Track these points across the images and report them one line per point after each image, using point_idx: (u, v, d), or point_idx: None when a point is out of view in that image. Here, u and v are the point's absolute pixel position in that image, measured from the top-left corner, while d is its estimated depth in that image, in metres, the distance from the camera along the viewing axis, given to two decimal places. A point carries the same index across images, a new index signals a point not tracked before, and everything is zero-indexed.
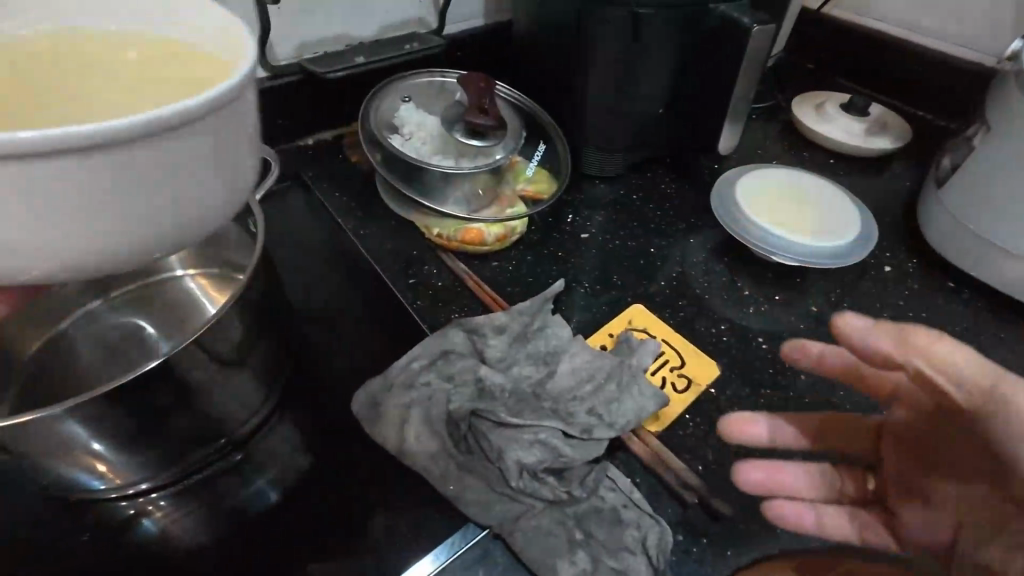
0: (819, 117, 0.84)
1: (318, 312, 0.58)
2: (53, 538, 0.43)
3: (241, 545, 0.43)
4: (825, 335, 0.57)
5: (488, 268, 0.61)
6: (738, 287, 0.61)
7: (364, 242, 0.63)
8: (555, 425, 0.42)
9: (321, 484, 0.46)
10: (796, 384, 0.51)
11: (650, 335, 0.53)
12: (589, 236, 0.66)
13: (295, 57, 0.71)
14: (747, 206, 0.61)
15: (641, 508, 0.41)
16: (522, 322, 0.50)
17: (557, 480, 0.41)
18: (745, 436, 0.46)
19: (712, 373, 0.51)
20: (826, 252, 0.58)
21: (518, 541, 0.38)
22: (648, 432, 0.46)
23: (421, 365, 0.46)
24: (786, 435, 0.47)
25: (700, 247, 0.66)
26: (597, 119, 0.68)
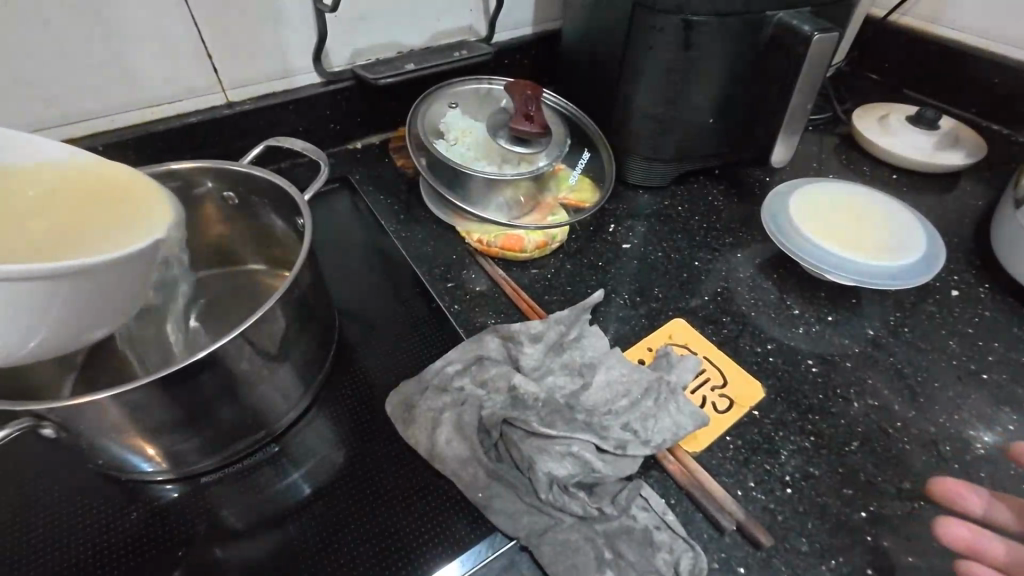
0: (883, 130, 0.79)
1: (358, 311, 0.59)
2: (104, 514, 0.45)
3: (274, 534, 0.44)
4: (884, 361, 0.53)
5: (527, 275, 0.61)
6: (787, 306, 0.58)
7: (407, 246, 0.64)
8: (588, 438, 0.41)
9: (352, 481, 0.47)
10: (848, 411, 0.48)
11: (690, 352, 0.52)
12: (631, 246, 0.65)
13: (349, 63, 0.73)
14: (800, 221, 0.58)
15: (674, 531, 0.39)
16: (557, 331, 0.50)
17: (587, 495, 0.40)
18: (956, 501, 0.42)
19: (756, 395, 0.49)
20: (887, 272, 0.54)
21: (545, 555, 0.37)
22: (685, 452, 0.44)
23: (455, 369, 0.46)
24: (1002, 512, 0.41)
25: (748, 262, 0.63)
26: (644, 129, 0.67)
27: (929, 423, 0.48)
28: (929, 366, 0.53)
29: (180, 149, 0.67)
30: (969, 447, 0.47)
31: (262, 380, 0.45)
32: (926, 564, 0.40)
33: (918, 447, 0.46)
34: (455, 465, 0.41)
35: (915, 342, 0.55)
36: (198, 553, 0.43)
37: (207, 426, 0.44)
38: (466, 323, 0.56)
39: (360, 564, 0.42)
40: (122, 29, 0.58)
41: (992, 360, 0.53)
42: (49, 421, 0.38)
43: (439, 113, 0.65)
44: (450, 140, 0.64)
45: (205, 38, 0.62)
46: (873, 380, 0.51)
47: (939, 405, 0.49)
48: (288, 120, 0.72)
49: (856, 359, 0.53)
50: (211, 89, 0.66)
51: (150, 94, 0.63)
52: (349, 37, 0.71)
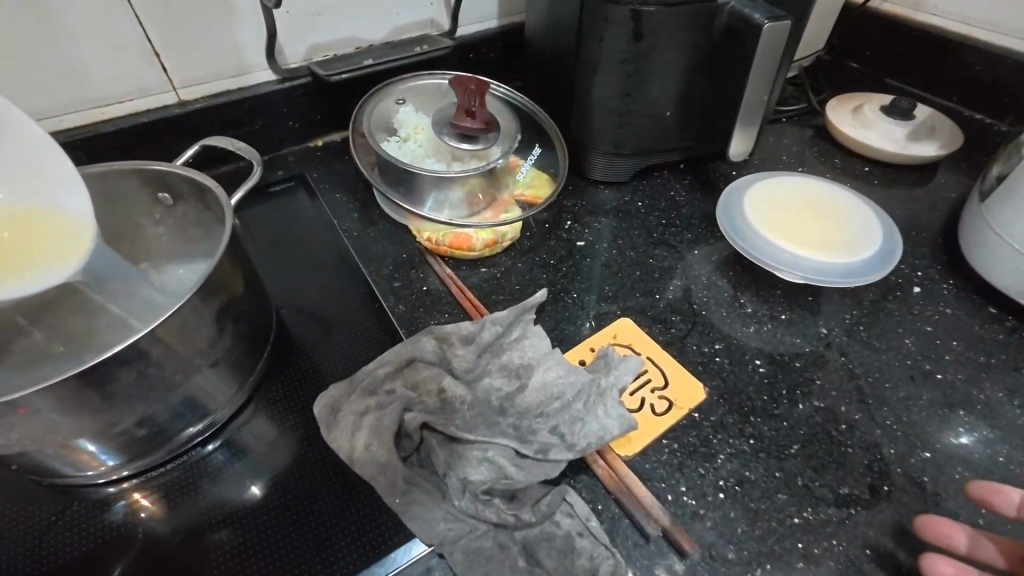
0: (855, 121, 0.77)
1: (304, 311, 0.58)
2: (32, 516, 0.45)
3: (198, 538, 0.43)
4: (835, 361, 0.51)
5: (476, 274, 0.60)
6: (741, 304, 0.57)
7: (357, 246, 0.64)
8: (508, 443, 0.41)
9: (281, 483, 0.46)
10: (792, 413, 0.47)
11: (633, 352, 0.50)
12: (586, 244, 0.63)
13: (306, 60, 0.72)
14: (753, 216, 0.57)
15: (597, 538, 0.38)
16: (493, 332, 0.49)
17: (505, 502, 0.39)
18: (945, 541, 0.38)
19: (696, 397, 0.47)
20: (839, 269, 0.53)
21: (458, 562, 0.37)
22: (617, 456, 0.43)
23: (386, 371, 0.46)
24: (991, 553, 0.38)
25: (704, 259, 0.62)
26: (600, 124, 0.65)
27: (876, 425, 0.46)
28: (880, 365, 0.51)
29: (132, 149, 0.67)
30: (915, 452, 0.45)
31: (187, 383, 0.44)
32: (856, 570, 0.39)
33: (861, 451, 0.45)
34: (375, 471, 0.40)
35: (870, 341, 0.53)
36: (122, 556, 0.43)
37: (130, 429, 0.43)
38: (409, 323, 0.55)
39: (280, 567, 0.41)
40: (64, 29, 0.57)
41: (949, 360, 0.52)
42: None
43: (389, 110, 0.64)
44: (398, 138, 0.63)
45: (151, 37, 0.61)
46: (821, 381, 0.50)
47: (888, 407, 0.48)
48: (243, 118, 0.71)
49: (807, 359, 0.51)
50: (161, 87, 0.65)
51: (97, 94, 0.62)
52: (303, 34, 0.70)
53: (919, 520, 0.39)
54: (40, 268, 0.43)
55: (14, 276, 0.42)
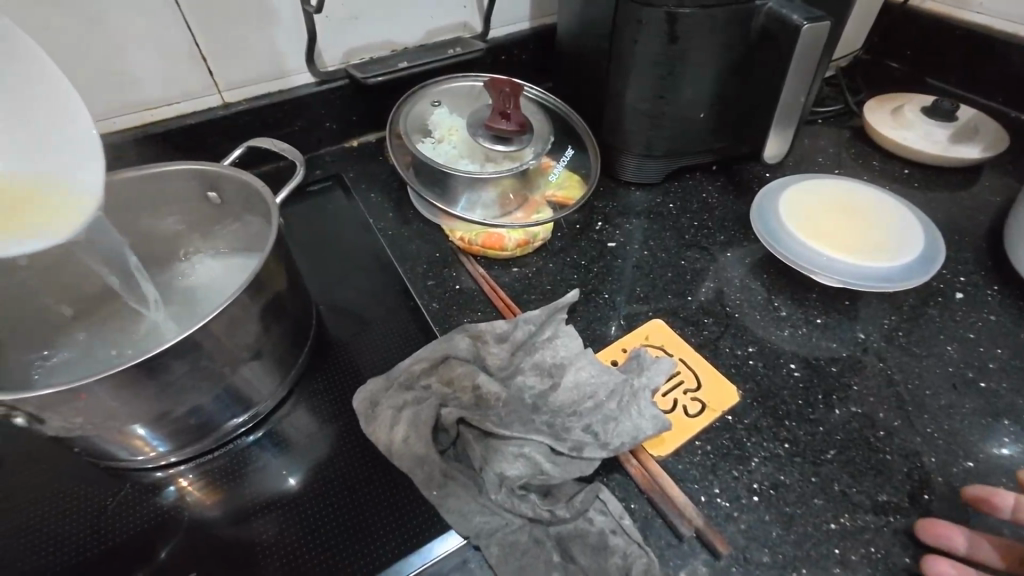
0: (894, 122, 0.75)
1: (342, 307, 0.60)
2: (90, 494, 0.48)
3: (242, 522, 0.45)
4: (873, 367, 0.51)
5: (508, 274, 0.61)
6: (775, 307, 0.56)
7: (392, 244, 0.65)
8: (543, 440, 0.42)
9: (321, 473, 0.48)
10: (828, 418, 0.46)
11: (665, 353, 0.51)
12: (617, 245, 0.64)
13: (343, 63, 0.74)
14: (789, 219, 0.56)
15: (630, 536, 0.39)
16: (526, 331, 0.49)
17: (540, 498, 0.40)
18: (945, 543, 0.38)
19: (729, 400, 0.47)
20: (879, 274, 0.52)
21: (493, 555, 0.37)
22: (649, 456, 0.43)
23: (422, 367, 0.47)
24: (991, 555, 0.38)
25: (737, 261, 0.61)
26: (633, 125, 0.65)
27: (915, 432, 0.46)
28: (919, 372, 0.50)
29: (178, 149, 0.69)
30: (957, 461, 0.44)
31: (233, 374, 0.46)
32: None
33: (900, 458, 0.44)
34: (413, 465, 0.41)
35: (909, 347, 0.52)
36: (170, 539, 0.45)
37: (178, 417, 0.45)
38: (442, 321, 0.56)
39: (320, 556, 0.43)
40: (119, 35, 0.60)
41: (993, 368, 0.50)
42: (22, 412, 0.39)
43: (425, 111, 0.65)
44: (433, 138, 0.64)
45: (199, 42, 0.64)
46: (858, 386, 0.49)
47: (928, 414, 0.47)
48: (283, 119, 0.73)
49: (843, 364, 0.51)
50: (207, 90, 0.68)
51: (149, 97, 0.65)
52: (341, 37, 0.72)
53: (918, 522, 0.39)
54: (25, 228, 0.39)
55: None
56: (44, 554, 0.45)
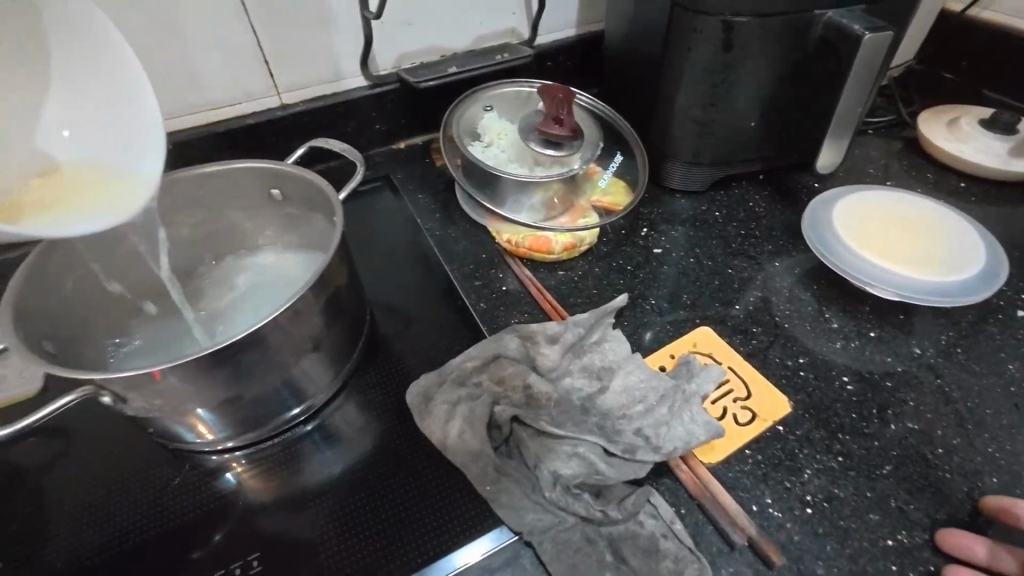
0: (950, 133, 0.73)
1: (391, 305, 0.62)
2: (154, 476, 0.50)
3: (297, 509, 0.47)
4: (930, 383, 0.49)
5: (554, 277, 0.61)
6: (826, 318, 0.55)
7: (439, 244, 0.66)
8: (596, 440, 0.42)
9: (371, 465, 0.49)
10: (883, 432, 0.46)
11: (714, 361, 0.50)
12: (663, 251, 0.64)
13: (395, 67, 0.76)
14: (843, 230, 0.55)
15: (681, 541, 0.39)
16: (576, 333, 0.50)
17: (592, 498, 0.40)
18: (965, 554, 0.38)
19: (781, 411, 0.47)
20: (938, 288, 0.51)
21: (546, 552, 0.38)
22: (700, 463, 0.43)
23: (474, 365, 0.48)
24: (1010, 566, 0.38)
25: (786, 271, 0.61)
26: (682, 133, 0.66)
27: (976, 451, 0.45)
28: (979, 389, 0.49)
29: (238, 147, 0.72)
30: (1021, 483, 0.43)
31: (294, 365, 0.48)
32: None
33: (960, 477, 0.43)
34: (468, 461, 0.42)
35: (968, 364, 0.51)
36: (229, 522, 0.47)
37: (240, 404, 0.47)
38: (489, 321, 0.57)
39: (372, 545, 0.44)
40: (191, 38, 0.63)
41: None
42: (108, 391, 0.40)
43: (476, 116, 0.67)
44: (484, 142, 0.65)
45: (263, 46, 0.67)
46: (914, 402, 0.48)
47: (989, 434, 0.46)
48: (336, 121, 0.76)
49: (899, 379, 0.50)
50: (267, 91, 0.71)
51: (214, 97, 0.69)
52: (395, 43, 0.74)
53: (935, 533, 0.40)
54: (98, 204, 0.43)
55: (78, 207, 0.43)
56: (115, 531, 0.47)
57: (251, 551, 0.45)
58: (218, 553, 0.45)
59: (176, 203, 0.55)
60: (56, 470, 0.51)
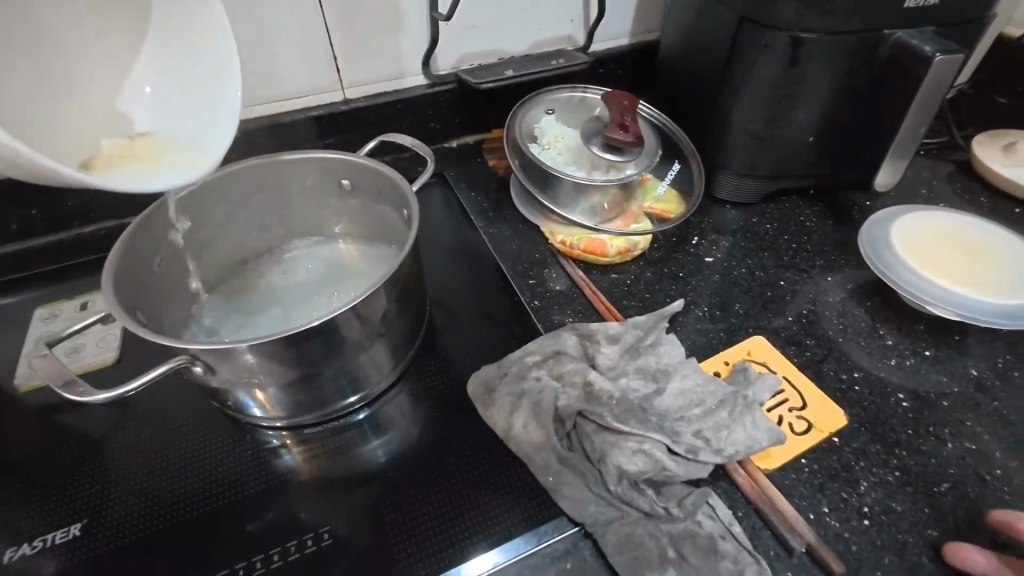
0: (1004, 159, 0.73)
1: (445, 299, 0.64)
2: (213, 448, 0.51)
3: (356, 490, 0.48)
4: (986, 406, 0.50)
5: (606, 279, 0.63)
6: (880, 335, 0.56)
7: (493, 242, 0.68)
8: (661, 438, 0.42)
9: (424, 450, 0.50)
10: (940, 451, 0.46)
11: (768, 370, 0.51)
12: (714, 260, 0.65)
13: (454, 67, 0.78)
14: (901, 248, 0.56)
15: (740, 543, 0.39)
16: (635, 334, 0.51)
17: (653, 496, 0.41)
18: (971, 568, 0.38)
19: (837, 424, 0.47)
20: (999, 309, 0.51)
21: (608, 543, 0.39)
22: (757, 468, 0.44)
23: (534, 360, 0.49)
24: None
25: (839, 286, 0.61)
26: (738, 145, 0.66)
27: None
28: None
29: (301, 138, 0.75)
30: None
31: (362, 350, 0.50)
32: None
33: (1018, 500, 0.43)
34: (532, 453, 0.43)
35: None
36: (290, 498, 0.48)
37: (309, 386, 0.49)
38: (542, 319, 0.59)
39: (427, 529, 0.44)
40: (268, 31, 0.66)
41: None
42: (200, 362, 0.43)
43: (537, 118, 0.69)
44: (544, 144, 0.67)
45: (334, 42, 0.69)
46: (970, 423, 0.48)
47: None
48: (393, 117, 0.78)
49: (954, 400, 0.50)
50: (333, 86, 0.73)
51: (283, 89, 0.71)
52: (457, 44, 0.76)
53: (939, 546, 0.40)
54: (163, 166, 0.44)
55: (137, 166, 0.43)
56: (178, 503, 0.48)
57: (314, 527, 0.46)
58: (272, 529, 0.46)
59: (250, 187, 0.56)
60: (114, 438, 0.52)
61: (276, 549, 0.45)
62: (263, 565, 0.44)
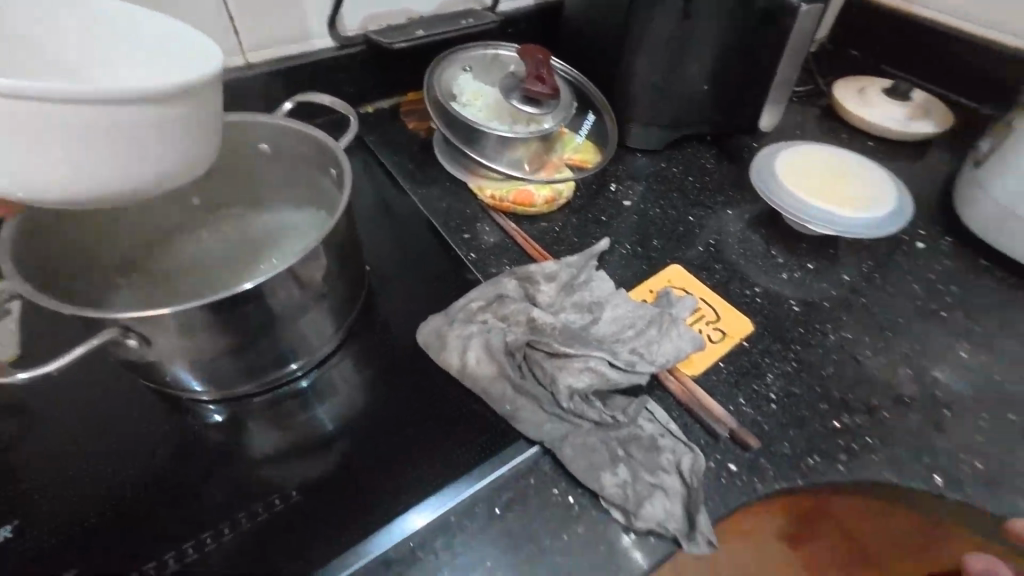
0: (858, 100, 0.85)
1: (381, 262, 0.64)
2: (144, 432, 0.48)
3: (313, 451, 0.47)
4: (856, 303, 0.59)
5: (536, 228, 0.66)
6: (772, 256, 0.64)
7: (422, 202, 0.69)
8: (603, 357, 0.47)
9: (376, 403, 0.49)
10: (824, 343, 0.55)
11: (686, 293, 0.57)
12: (631, 204, 0.70)
13: (362, 28, 0.76)
14: (785, 178, 0.64)
15: (676, 437, 0.45)
16: (569, 272, 0.55)
17: (600, 407, 0.46)
18: None
19: (745, 330, 0.55)
20: (864, 223, 0.60)
21: (566, 454, 0.43)
22: (684, 375, 0.50)
23: (479, 305, 0.51)
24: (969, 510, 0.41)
25: (737, 218, 0.69)
26: (644, 95, 0.72)
27: (894, 353, 0.55)
28: (892, 305, 0.59)
29: None
30: (927, 375, 0.53)
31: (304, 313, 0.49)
32: (894, 460, 0.46)
33: (884, 373, 0.53)
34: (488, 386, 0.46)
35: (883, 286, 0.61)
36: (239, 470, 0.46)
37: (254, 355, 0.47)
38: (480, 270, 0.61)
39: (391, 473, 0.44)
40: None
41: (951, 301, 0.60)
42: (133, 334, 0.41)
43: (454, 76, 0.69)
44: (463, 102, 0.68)
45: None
46: (846, 318, 0.58)
47: (903, 339, 0.56)
48: (302, 82, 0.74)
49: (833, 302, 0.59)
50: (231, 49, 0.68)
51: None
52: (362, 4, 0.74)
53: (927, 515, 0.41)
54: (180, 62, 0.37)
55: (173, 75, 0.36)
56: (115, 493, 0.44)
57: (270, 492, 0.44)
58: (222, 503, 0.44)
59: None
60: (26, 436, 0.47)
61: (234, 518, 0.43)
62: (214, 540, 0.42)
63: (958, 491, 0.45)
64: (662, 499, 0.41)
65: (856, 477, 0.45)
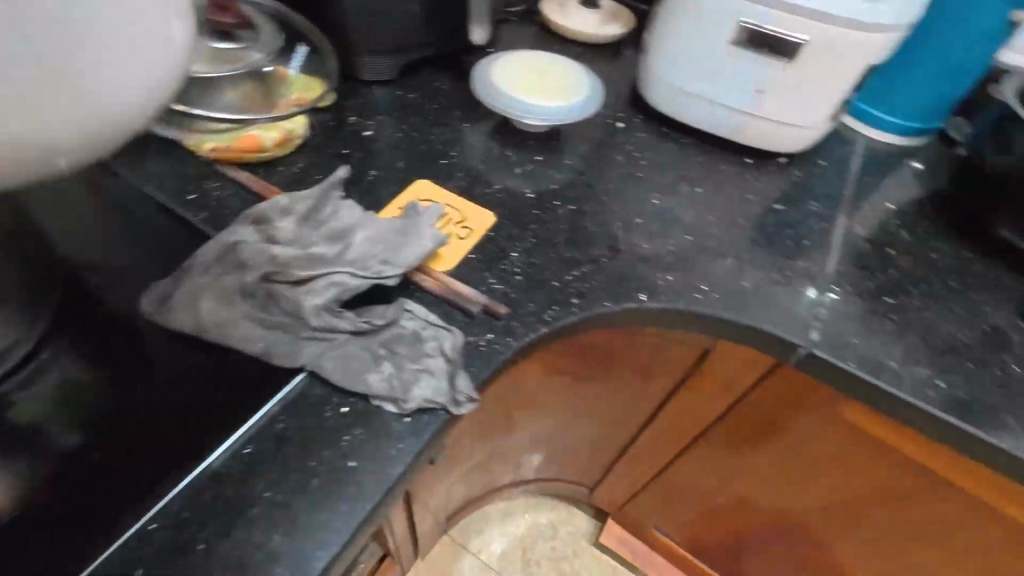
0: (560, 13, 0.95)
1: (95, 248, 0.56)
2: None
3: (64, 458, 0.44)
4: (577, 181, 0.69)
5: (274, 173, 0.63)
6: (507, 156, 0.71)
7: (132, 171, 0.60)
8: (348, 272, 0.48)
9: (131, 392, 0.47)
10: (554, 218, 0.64)
11: (433, 202, 0.61)
12: (372, 133, 0.70)
13: None
14: (500, 83, 0.70)
15: (435, 324, 0.49)
16: (307, 203, 0.53)
17: (356, 317, 0.47)
18: None
19: (488, 222, 0.60)
20: (568, 110, 0.69)
21: (328, 370, 0.45)
22: (435, 272, 0.54)
23: (209, 258, 0.48)
24: None
25: (474, 129, 0.74)
26: (355, 22, 0.71)
27: (609, 213, 0.66)
28: (604, 176, 0.70)
29: None
30: (633, 223, 0.65)
31: None
32: (613, 292, 0.57)
33: (603, 230, 0.63)
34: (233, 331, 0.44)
35: (596, 163, 0.72)
36: None
37: None
38: (217, 226, 0.56)
39: (156, 453, 0.44)
40: None
41: (646, 164, 0.73)
42: None
43: None
44: None
45: None
46: (570, 195, 0.67)
47: (614, 200, 0.67)
48: None
49: (559, 184, 0.68)
50: None
51: None
52: None
53: None
54: None
55: None
56: None
57: (20, 521, 0.41)
58: None
59: None
60: None
61: None
62: None
63: (659, 301, 0.57)
64: (426, 378, 0.45)
65: (588, 313, 0.55)
